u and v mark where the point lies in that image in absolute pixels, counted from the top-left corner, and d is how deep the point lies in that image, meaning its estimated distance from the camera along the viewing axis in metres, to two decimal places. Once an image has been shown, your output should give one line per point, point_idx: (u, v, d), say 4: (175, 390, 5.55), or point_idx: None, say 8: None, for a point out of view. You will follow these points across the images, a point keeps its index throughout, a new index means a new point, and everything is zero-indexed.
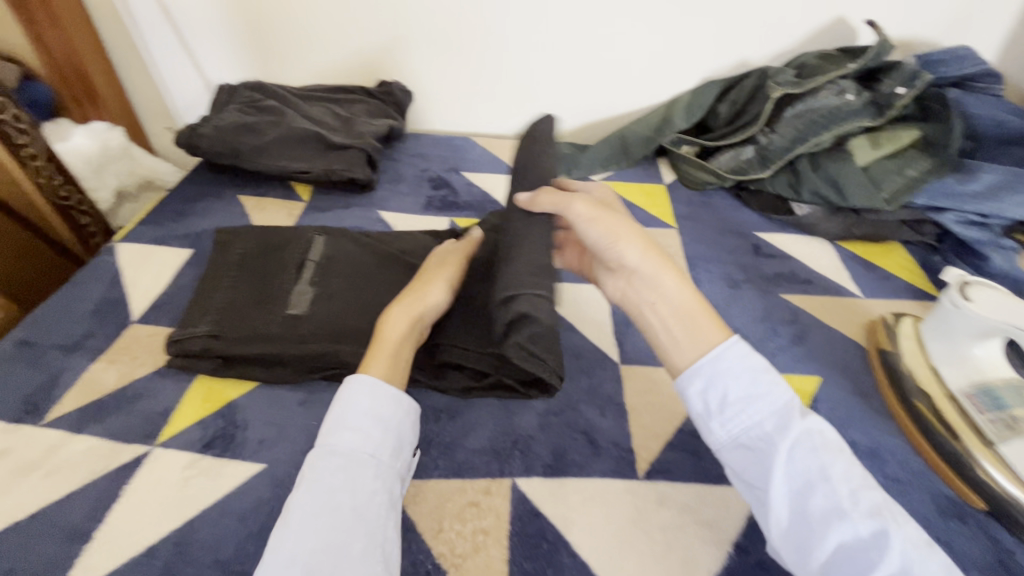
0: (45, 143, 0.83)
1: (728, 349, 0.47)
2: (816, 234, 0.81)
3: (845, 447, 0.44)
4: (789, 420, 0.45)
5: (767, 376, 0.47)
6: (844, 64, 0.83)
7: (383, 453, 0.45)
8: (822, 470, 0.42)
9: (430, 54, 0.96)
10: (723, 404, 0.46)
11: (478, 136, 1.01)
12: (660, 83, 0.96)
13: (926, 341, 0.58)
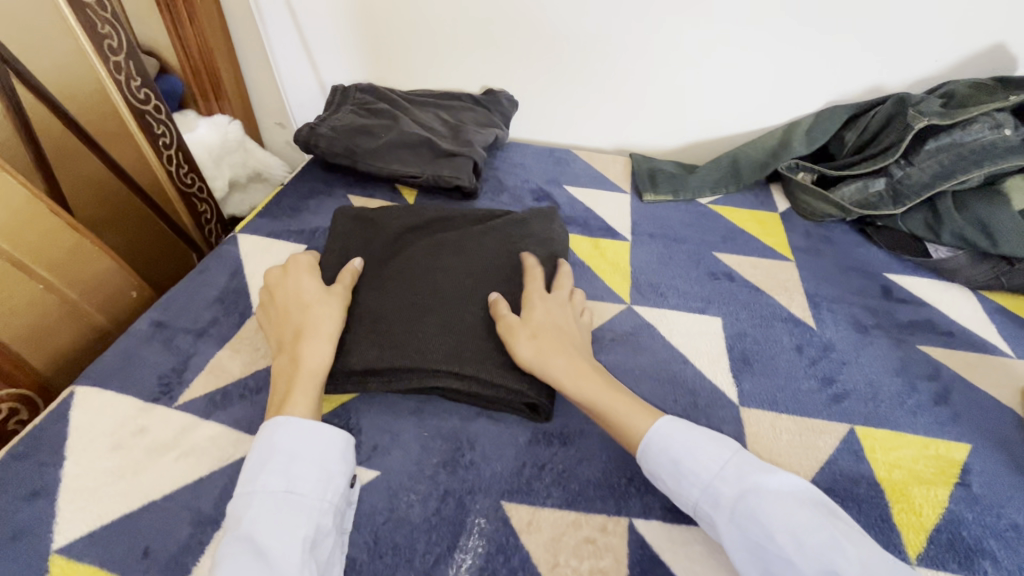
0: (178, 134, 0.88)
1: (651, 434, 0.47)
2: (956, 280, 0.74)
3: (785, 492, 0.42)
4: (716, 492, 0.43)
5: (710, 448, 0.46)
6: (1004, 96, 0.75)
7: (309, 488, 0.43)
8: (764, 525, 0.40)
9: (539, 64, 0.95)
10: (670, 490, 0.46)
11: (580, 150, 1.00)
12: (779, 105, 0.91)
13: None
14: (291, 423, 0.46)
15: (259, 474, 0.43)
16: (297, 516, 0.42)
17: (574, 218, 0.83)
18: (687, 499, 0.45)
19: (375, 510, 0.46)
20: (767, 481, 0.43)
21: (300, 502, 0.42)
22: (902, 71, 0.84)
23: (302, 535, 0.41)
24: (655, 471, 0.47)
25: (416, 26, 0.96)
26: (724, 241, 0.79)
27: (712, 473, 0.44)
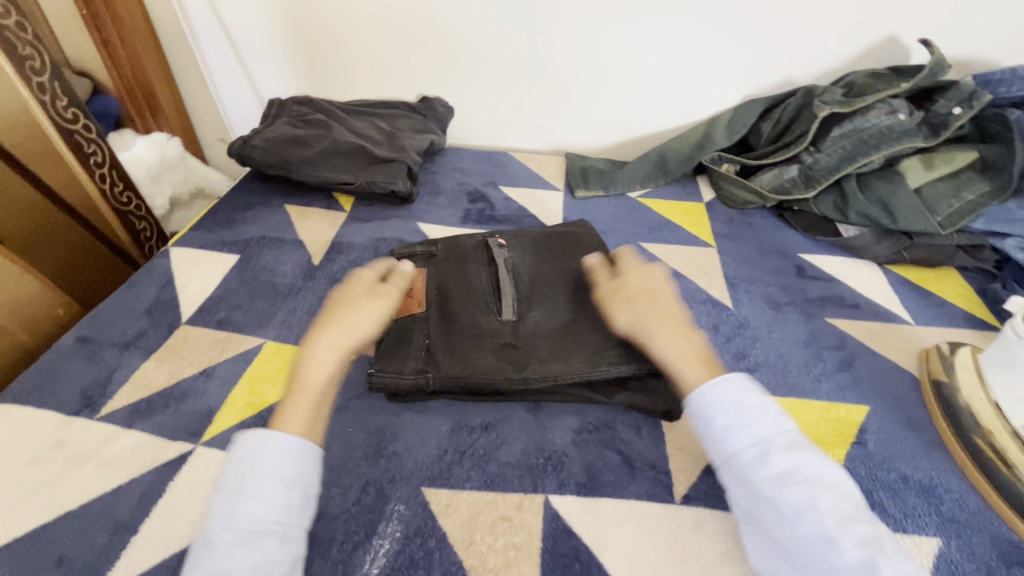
0: (110, 152, 0.88)
1: (717, 384, 0.47)
2: (864, 257, 0.78)
3: (835, 476, 0.43)
4: (770, 451, 0.44)
5: (775, 414, 0.46)
6: (896, 84, 0.81)
7: (287, 515, 0.42)
8: (811, 501, 0.41)
9: (473, 70, 0.98)
10: (714, 432, 0.46)
11: (517, 153, 1.03)
12: (701, 101, 0.95)
13: (986, 372, 0.56)
14: (278, 441, 0.44)
15: (235, 500, 0.42)
16: (275, 549, 0.40)
17: (507, 217, 0.85)
18: (727, 447, 0.45)
19: None
20: (821, 464, 0.43)
21: (279, 533, 0.41)
22: (809, 64, 0.89)
23: (280, 569, 0.40)
24: (707, 412, 0.46)
25: (350, 37, 0.97)
26: (651, 232, 0.83)
27: (771, 435, 0.44)
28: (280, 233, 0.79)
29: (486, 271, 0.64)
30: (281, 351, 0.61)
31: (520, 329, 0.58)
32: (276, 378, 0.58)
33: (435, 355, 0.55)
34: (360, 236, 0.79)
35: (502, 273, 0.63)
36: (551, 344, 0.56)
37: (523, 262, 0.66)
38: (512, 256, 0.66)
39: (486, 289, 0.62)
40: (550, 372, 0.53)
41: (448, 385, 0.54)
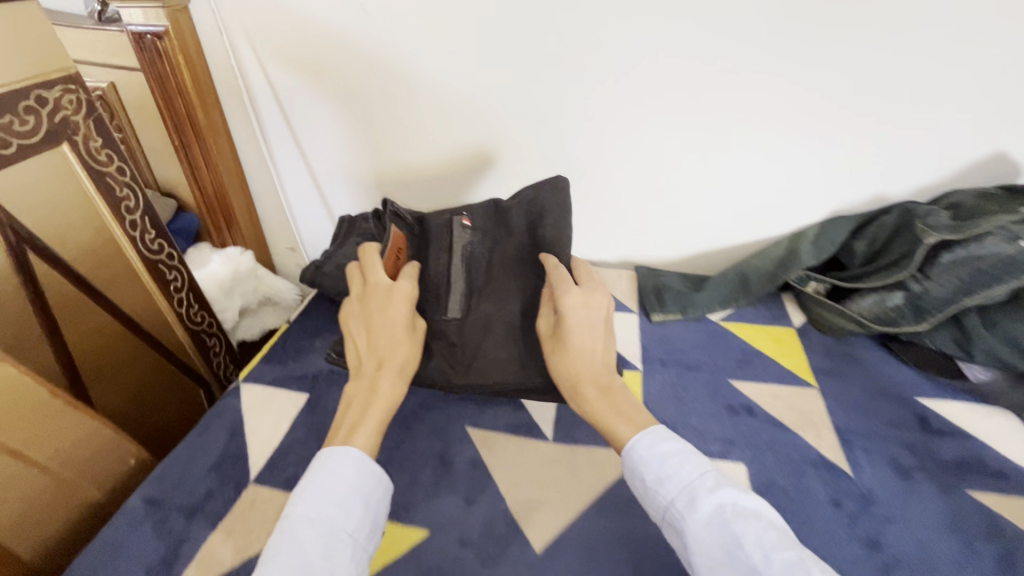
0: (188, 275, 0.91)
1: (637, 441, 0.55)
2: (996, 404, 0.69)
3: (757, 510, 0.49)
4: (694, 495, 0.50)
5: (683, 460, 0.53)
6: (1013, 207, 0.73)
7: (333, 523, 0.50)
8: (734, 540, 0.47)
9: (540, 186, 0.98)
10: (647, 488, 0.53)
11: None
12: (782, 216, 0.91)
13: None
14: (337, 462, 0.54)
15: (314, 505, 0.50)
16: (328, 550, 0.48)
17: None
18: (662, 498, 0.52)
19: None
20: (743, 501, 0.50)
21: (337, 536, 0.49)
22: (905, 182, 0.83)
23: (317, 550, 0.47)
24: (637, 469, 0.54)
25: (419, 158, 0.99)
26: (741, 366, 0.76)
27: (692, 476, 0.52)
28: (350, 367, 0.77)
29: (464, 228, 0.76)
30: None
31: (466, 325, 0.71)
32: None
33: (441, 351, 0.70)
34: None
35: (457, 262, 0.74)
36: (496, 341, 0.70)
37: (482, 247, 0.75)
38: (472, 238, 0.75)
39: (442, 279, 0.73)
40: (492, 380, 0.68)
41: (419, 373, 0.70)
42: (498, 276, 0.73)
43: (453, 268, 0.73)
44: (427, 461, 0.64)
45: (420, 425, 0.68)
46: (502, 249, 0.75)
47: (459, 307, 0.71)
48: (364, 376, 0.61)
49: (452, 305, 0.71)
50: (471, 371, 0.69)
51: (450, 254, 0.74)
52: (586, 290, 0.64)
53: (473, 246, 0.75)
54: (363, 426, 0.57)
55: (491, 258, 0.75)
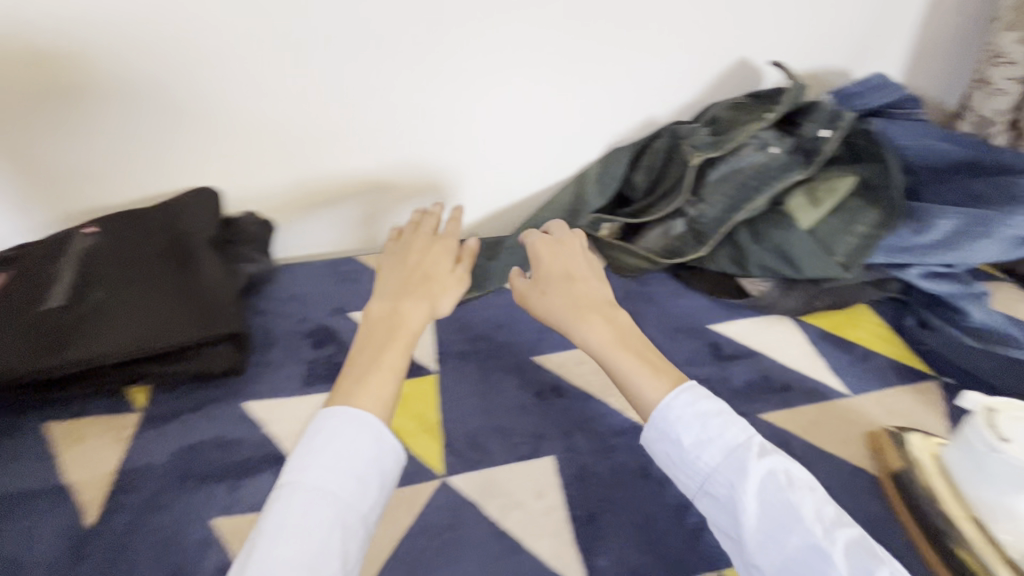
0: None
1: (674, 399, 0.48)
2: (775, 312, 0.70)
3: (809, 481, 0.44)
4: (762, 457, 0.45)
5: (721, 422, 0.47)
6: (760, 115, 0.74)
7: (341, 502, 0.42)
8: (793, 511, 0.43)
9: (285, 173, 0.78)
10: (685, 451, 0.47)
11: (369, 256, 0.85)
12: (566, 158, 0.83)
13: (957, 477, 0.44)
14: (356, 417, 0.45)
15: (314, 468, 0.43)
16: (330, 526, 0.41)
17: None
18: (701, 465, 0.46)
19: None
20: (793, 468, 0.45)
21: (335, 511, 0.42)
22: (669, 103, 0.80)
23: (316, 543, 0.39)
24: (669, 430, 0.48)
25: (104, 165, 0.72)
26: (542, 335, 0.69)
27: (740, 442, 0.46)
28: (38, 479, 0.55)
29: (90, 233, 0.67)
30: None
31: (76, 310, 0.60)
32: None
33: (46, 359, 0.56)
34: (163, 449, 0.57)
35: (71, 262, 0.64)
36: (110, 332, 0.58)
37: (108, 243, 0.67)
38: (96, 241, 0.67)
39: (49, 280, 0.62)
40: (91, 355, 0.56)
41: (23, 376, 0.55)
42: (145, 252, 0.66)
43: (66, 267, 0.63)
44: None
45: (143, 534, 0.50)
46: (136, 235, 0.68)
47: (67, 295, 0.61)
48: (406, 309, 0.54)
49: (59, 302, 0.60)
50: (69, 350, 0.56)
51: (80, 240, 0.66)
52: (561, 239, 0.62)
53: (128, 223, 0.69)
54: (387, 361, 0.49)
55: (138, 227, 0.69)
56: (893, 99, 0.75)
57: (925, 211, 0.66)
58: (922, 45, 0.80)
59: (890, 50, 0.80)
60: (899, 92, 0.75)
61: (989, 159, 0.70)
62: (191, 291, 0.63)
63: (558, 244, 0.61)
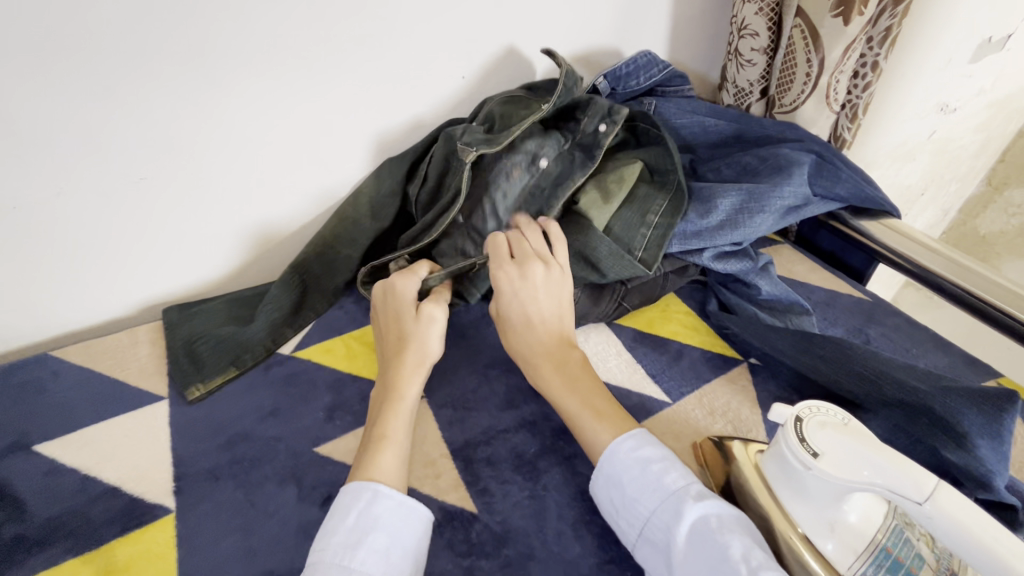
0: None
1: (621, 443, 0.45)
2: (589, 321, 0.62)
3: (745, 521, 0.40)
4: (681, 505, 0.41)
5: (679, 463, 0.44)
6: (535, 108, 0.66)
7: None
8: (723, 554, 0.37)
9: None
10: (625, 496, 0.43)
11: (71, 348, 0.60)
12: (325, 176, 0.67)
13: (777, 491, 0.41)
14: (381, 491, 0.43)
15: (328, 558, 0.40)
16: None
17: (57, 523, 0.46)
18: (640, 509, 0.42)
19: None
20: (729, 509, 0.40)
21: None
22: (438, 100, 0.69)
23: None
24: (615, 471, 0.44)
25: None
26: (329, 414, 0.55)
27: (679, 486, 0.42)
28: None
29: None
30: None
31: None
32: None
33: None
34: None
35: None
36: None
37: None
38: None
39: None
40: None
41: None
42: None
43: None
44: None
45: None
46: None
47: None
48: (401, 381, 0.51)
49: None
50: None
51: None
52: (521, 262, 0.56)
53: None
54: (386, 447, 0.46)
55: None
56: (662, 78, 0.73)
57: (708, 193, 0.64)
58: (678, 21, 0.80)
59: (652, 26, 0.79)
60: (668, 69, 0.73)
61: (753, 130, 0.71)
62: None
63: (526, 264, 0.56)
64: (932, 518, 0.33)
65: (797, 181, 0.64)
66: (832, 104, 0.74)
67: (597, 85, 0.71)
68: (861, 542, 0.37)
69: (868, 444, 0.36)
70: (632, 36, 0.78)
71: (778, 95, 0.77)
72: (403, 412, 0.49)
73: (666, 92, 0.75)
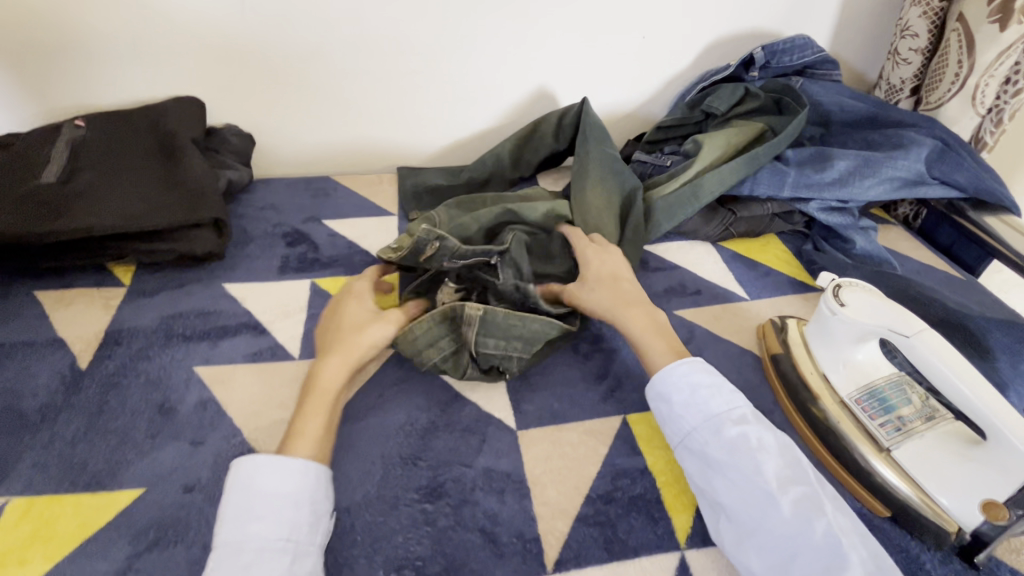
0: None
1: (672, 368, 0.52)
2: (697, 237, 0.79)
3: (780, 447, 0.47)
4: (720, 425, 0.48)
5: (729, 393, 0.50)
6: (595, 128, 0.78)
7: (297, 532, 0.43)
8: (756, 467, 0.45)
9: (262, 87, 0.83)
10: (674, 412, 0.50)
11: (342, 176, 0.92)
12: (524, 95, 0.91)
13: (812, 345, 0.58)
14: (277, 461, 0.45)
15: (238, 527, 0.42)
16: (291, 566, 0.41)
17: (334, 259, 0.75)
18: (684, 422, 0.49)
19: None
20: (766, 434, 0.48)
21: (292, 549, 0.42)
22: (621, 51, 0.89)
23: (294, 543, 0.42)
24: (667, 393, 0.51)
25: (104, 83, 0.79)
26: None
27: (722, 410, 0.49)
28: (34, 333, 0.61)
29: (84, 124, 0.73)
30: (32, 510, 0.46)
31: (69, 187, 0.66)
32: (25, 553, 0.44)
33: (37, 220, 0.63)
34: (147, 316, 0.64)
35: (63, 147, 0.69)
36: (94, 207, 0.65)
37: (98, 135, 0.72)
38: (86, 133, 0.72)
39: (42, 159, 0.68)
40: (81, 224, 0.63)
41: (14, 235, 0.62)
42: (138, 144, 0.72)
43: (58, 151, 0.69)
44: (139, 412, 0.54)
45: (135, 376, 0.58)
46: (119, 133, 0.73)
47: (59, 173, 0.67)
48: (318, 372, 0.52)
49: (56, 178, 0.66)
50: (59, 218, 0.63)
51: (84, 125, 0.73)
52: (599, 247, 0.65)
53: (126, 117, 0.75)
54: (307, 415, 0.49)
55: (136, 123, 0.74)
56: (814, 60, 0.86)
57: (828, 153, 0.76)
58: (845, 17, 0.91)
59: (819, 18, 0.91)
60: (820, 53, 0.86)
61: (887, 115, 0.81)
62: (176, 179, 0.69)
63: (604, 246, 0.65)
64: (914, 346, 0.47)
65: (912, 157, 0.75)
66: (978, 106, 0.81)
67: (755, 55, 0.85)
68: (863, 380, 0.54)
69: (883, 305, 0.51)
70: (798, 25, 0.91)
71: (927, 93, 0.86)
72: (325, 403, 0.50)
73: (814, 74, 0.88)
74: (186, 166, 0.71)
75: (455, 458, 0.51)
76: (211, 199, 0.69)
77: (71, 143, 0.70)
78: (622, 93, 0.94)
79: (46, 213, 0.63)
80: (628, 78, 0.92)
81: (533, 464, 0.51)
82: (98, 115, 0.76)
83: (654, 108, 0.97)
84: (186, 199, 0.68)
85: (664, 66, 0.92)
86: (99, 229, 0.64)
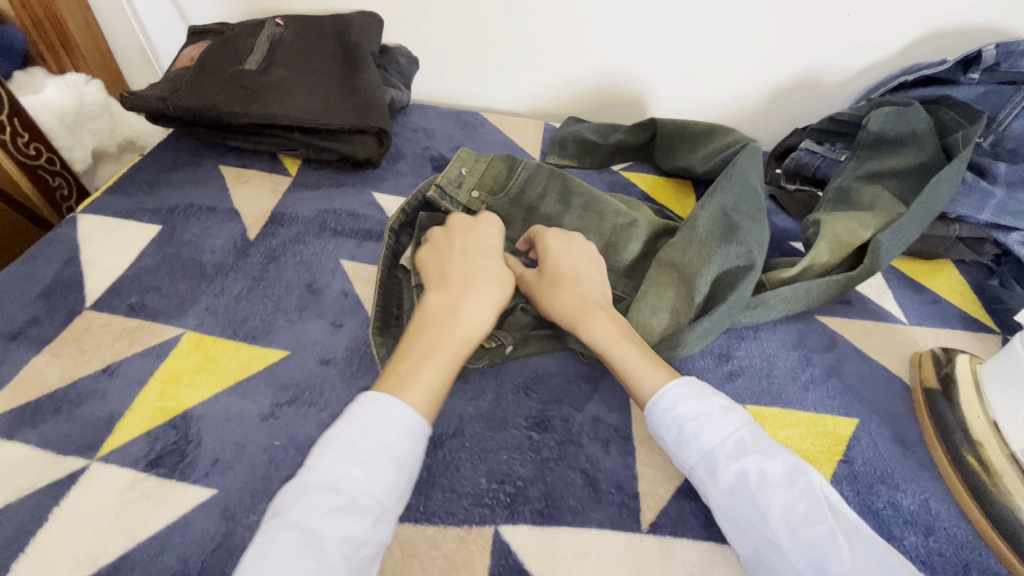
0: (22, 117, 0.76)
1: (666, 393, 0.45)
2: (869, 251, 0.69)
3: (794, 481, 0.40)
4: (716, 464, 0.42)
5: (722, 416, 0.43)
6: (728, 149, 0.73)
7: (388, 497, 0.39)
8: (760, 512, 0.40)
9: (436, 11, 0.85)
10: (668, 449, 0.45)
11: (489, 113, 0.93)
12: (695, 62, 0.86)
13: (986, 388, 0.51)
14: (401, 408, 0.41)
15: (341, 464, 0.39)
16: (372, 529, 0.38)
17: None
18: (682, 460, 0.44)
19: (224, 511, 0.42)
20: (771, 466, 0.41)
21: (378, 512, 0.38)
22: (817, 28, 0.80)
23: (361, 537, 0.37)
24: (656, 428, 0.45)
25: None
26: None
27: (714, 446, 0.42)
28: (215, 201, 0.69)
29: (283, 23, 0.79)
30: (203, 344, 0.53)
31: (264, 78, 0.72)
32: (194, 378, 0.50)
33: (234, 102, 0.70)
34: (307, 206, 0.70)
35: (264, 41, 0.76)
36: (281, 99, 0.71)
37: (293, 36, 0.78)
38: (283, 32, 0.78)
39: (246, 50, 0.75)
40: (269, 113, 0.69)
41: (215, 113, 0.70)
42: (325, 50, 0.78)
43: (259, 44, 0.76)
44: (290, 288, 0.59)
45: (290, 255, 0.63)
46: (310, 37, 0.79)
47: (258, 64, 0.74)
48: (463, 309, 0.48)
49: (254, 68, 0.73)
50: (252, 105, 0.70)
51: (283, 24, 0.79)
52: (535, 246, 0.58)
53: (318, 23, 0.80)
54: (431, 362, 0.45)
55: (326, 29, 0.79)
56: None
57: None
58: None
59: None
60: None
61: None
62: (352, 86, 0.73)
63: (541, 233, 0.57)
64: None
65: None
66: None
67: (984, 52, 0.73)
68: None
69: None
70: None
71: None
72: (458, 337, 0.47)
73: None
74: (361, 74, 0.74)
75: (566, 399, 0.51)
76: (377, 108, 0.72)
77: (269, 38, 0.77)
78: (804, 75, 0.86)
79: (241, 98, 0.70)
80: (815, 59, 0.84)
81: (642, 426, 0.50)
82: (295, 16, 0.83)
83: (836, 98, 0.88)
84: (357, 106, 0.72)
85: (861, 51, 0.82)
86: (281, 120, 0.70)
